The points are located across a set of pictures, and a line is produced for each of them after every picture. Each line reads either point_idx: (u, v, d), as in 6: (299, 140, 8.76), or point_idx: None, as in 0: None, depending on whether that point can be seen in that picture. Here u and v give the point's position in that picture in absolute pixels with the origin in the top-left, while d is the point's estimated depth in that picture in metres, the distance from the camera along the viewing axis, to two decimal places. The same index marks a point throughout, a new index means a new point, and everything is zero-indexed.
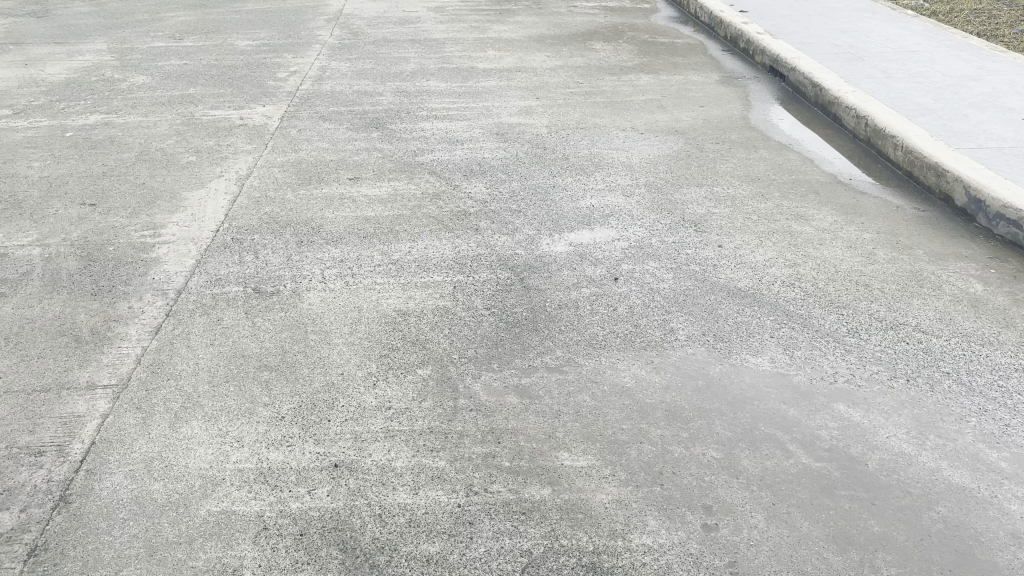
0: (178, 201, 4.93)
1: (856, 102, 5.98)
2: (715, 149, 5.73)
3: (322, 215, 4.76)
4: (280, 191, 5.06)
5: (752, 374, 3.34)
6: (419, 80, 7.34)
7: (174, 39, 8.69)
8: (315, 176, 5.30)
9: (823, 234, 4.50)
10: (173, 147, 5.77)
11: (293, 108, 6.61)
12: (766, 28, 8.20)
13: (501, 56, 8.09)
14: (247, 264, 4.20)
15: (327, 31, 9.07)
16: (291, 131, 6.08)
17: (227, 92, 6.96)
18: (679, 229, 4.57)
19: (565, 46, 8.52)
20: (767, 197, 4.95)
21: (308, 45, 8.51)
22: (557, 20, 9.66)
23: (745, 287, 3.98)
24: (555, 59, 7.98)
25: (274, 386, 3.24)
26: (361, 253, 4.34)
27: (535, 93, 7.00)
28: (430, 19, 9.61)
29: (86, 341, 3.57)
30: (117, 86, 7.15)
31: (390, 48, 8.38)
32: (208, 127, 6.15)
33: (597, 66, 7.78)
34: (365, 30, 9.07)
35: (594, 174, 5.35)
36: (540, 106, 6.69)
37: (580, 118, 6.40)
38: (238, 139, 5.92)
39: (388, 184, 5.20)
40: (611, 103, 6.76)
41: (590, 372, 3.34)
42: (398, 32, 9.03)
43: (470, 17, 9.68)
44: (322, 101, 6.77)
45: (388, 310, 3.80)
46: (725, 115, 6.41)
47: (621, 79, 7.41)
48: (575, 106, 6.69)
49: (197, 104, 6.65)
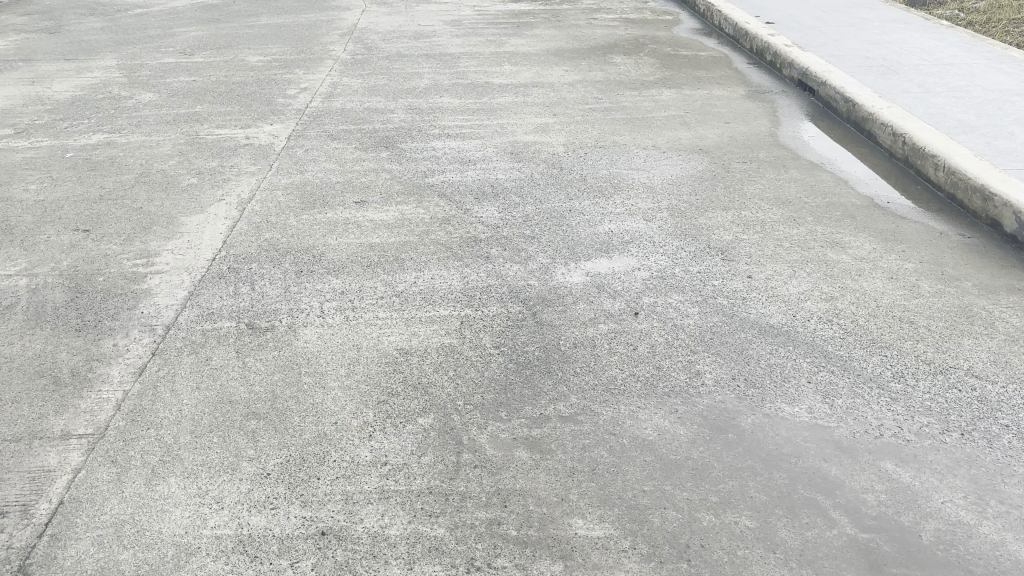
0: (175, 228, 4.69)
1: (893, 118, 5.64)
2: (741, 168, 5.41)
3: (323, 242, 4.50)
4: (282, 216, 4.81)
5: (787, 427, 3.01)
6: (432, 96, 7.09)
7: (185, 55, 8.53)
8: (319, 199, 5.05)
9: (861, 264, 4.17)
10: (174, 168, 5.55)
11: (301, 126, 6.38)
12: (794, 40, 7.88)
13: (517, 72, 7.82)
14: (242, 296, 3.94)
15: (340, 46, 8.87)
16: (298, 151, 5.85)
17: (234, 110, 6.76)
18: (705, 258, 4.26)
19: (585, 59, 8.24)
20: (799, 222, 4.63)
21: (319, 60, 8.31)
22: (576, 32, 9.39)
23: (777, 325, 3.65)
24: (573, 74, 7.70)
25: (261, 437, 2.97)
26: (364, 284, 4.06)
27: (553, 110, 6.73)
28: (446, 32, 9.38)
29: (64, 383, 3.32)
30: (123, 104, 6.98)
31: (404, 64, 8.15)
32: (212, 146, 5.94)
33: (617, 81, 7.50)
34: (379, 45, 8.85)
35: (613, 197, 5.05)
36: (557, 123, 6.41)
37: (599, 136, 6.10)
38: (242, 159, 5.69)
39: (395, 208, 4.93)
40: (632, 119, 6.47)
41: (608, 423, 3.03)
42: (412, 46, 8.80)
43: (488, 30, 9.44)
44: (331, 119, 6.55)
45: (388, 348, 3.52)
46: (752, 132, 6.09)
47: (642, 94, 7.12)
48: (594, 123, 6.40)
49: (203, 123, 6.45)
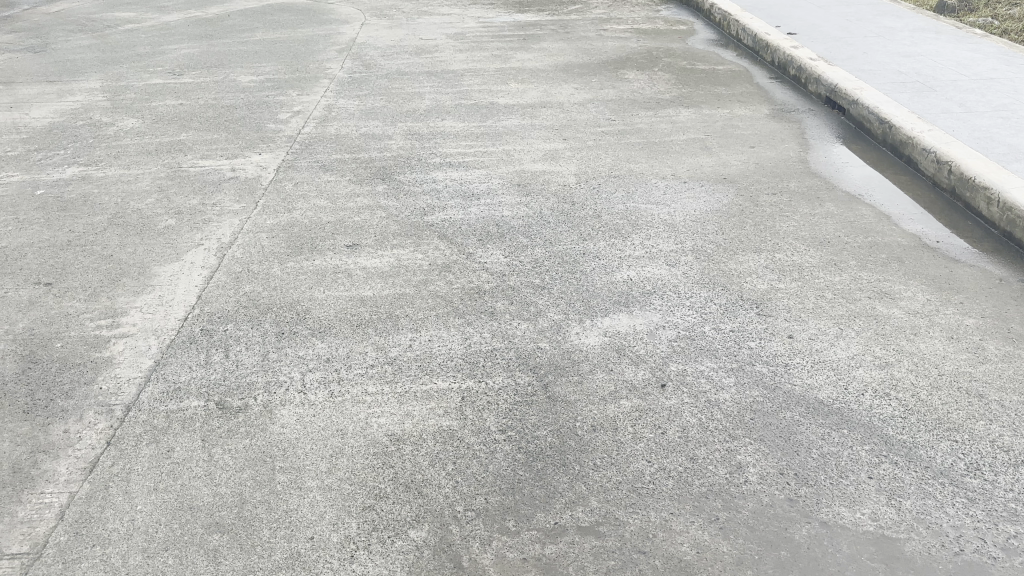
0: (146, 279, 4.24)
1: (936, 143, 5.15)
2: (771, 201, 4.93)
3: (309, 296, 4.03)
4: (265, 263, 4.35)
5: (849, 541, 2.53)
6: (433, 120, 6.64)
7: (174, 75, 8.11)
8: (307, 243, 4.58)
9: (916, 320, 3.68)
10: (152, 207, 5.11)
11: (292, 155, 5.93)
12: (819, 53, 7.39)
13: (524, 91, 7.36)
14: (214, 367, 3.48)
15: (338, 64, 8.43)
16: (286, 184, 5.40)
17: (221, 138, 6.32)
18: (737, 313, 3.77)
19: (595, 76, 7.78)
20: (841, 267, 4.14)
21: (315, 80, 7.88)
22: (585, 45, 8.93)
23: (827, 401, 3.16)
24: (583, 94, 7.23)
25: (224, 558, 2.51)
26: (352, 348, 3.59)
27: (562, 134, 6.26)
28: (449, 47, 8.92)
29: (3, 484, 2.87)
30: (103, 131, 6.56)
31: (404, 82, 7.71)
32: (194, 181, 5.50)
33: (630, 100, 7.03)
34: (378, 62, 8.40)
35: (631, 237, 4.58)
36: (567, 149, 5.95)
37: (612, 165, 5.63)
38: (225, 196, 5.24)
39: (390, 252, 4.46)
40: (648, 144, 5.99)
41: (635, 536, 2.55)
42: (413, 63, 8.36)
43: (492, 44, 9.00)
44: (325, 147, 6.09)
45: (376, 432, 3.04)
46: (779, 158, 5.60)
47: (658, 115, 6.64)
48: (607, 148, 5.93)
49: (187, 153, 6.01)
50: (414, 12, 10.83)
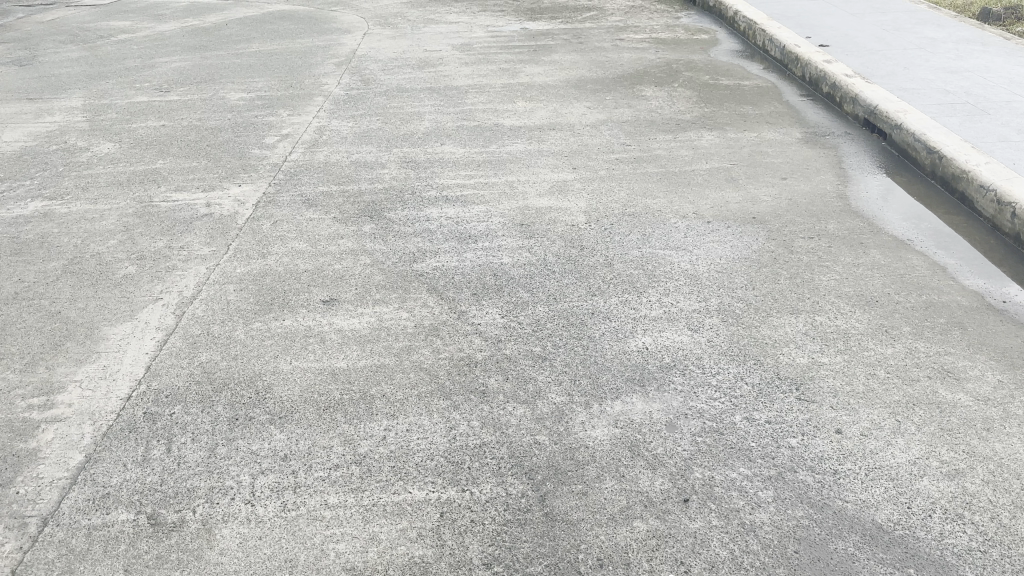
0: (92, 344, 3.72)
1: (996, 180, 4.55)
2: (808, 249, 4.34)
3: (274, 367, 3.49)
4: (228, 323, 3.82)
5: None
6: (432, 145, 6.12)
7: (160, 92, 7.63)
8: (279, 297, 4.05)
9: (988, 410, 3.09)
10: (113, 251, 4.60)
11: (274, 187, 5.42)
12: (856, 69, 6.77)
13: (532, 111, 6.82)
14: (153, 466, 2.95)
15: (334, 78, 7.93)
16: (264, 223, 4.88)
17: (200, 166, 5.82)
18: (773, 397, 3.19)
19: (610, 93, 7.22)
20: (893, 337, 3.55)
21: (309, 97, 7.37)
22: (599, 58, 8.38)
23: (889, 527, 2.57)
24: (596, 115, 6.67)
25: None
26: (316, 439, 3.04)
27: (572, 163, 5.70)
28: (454, 59, 8.40)
29: None
30: (76, 158, 6.07)
31: (402, 100, 7.19)
32: (164, 219, 4.98)
33: (646, 122, 6.45)
34: (378, 77, 7.89)
35: (647, 292, 4.01)
36: (577, 181, 5.39)
37: (626, 200, 5.06)
38: (195, 237, 4.73)
39: (372, 311, 3.92)
40: (666, 174, 5.41)
41: None
42: (414, 78, 7.84)
43: (500, 57, 8.46)
44: (311, 177, 5.57)
45: (334, 565, 2.49)
46: (815, 193, 5.01)
47: (678, 139, 6.06)
48: (620, 180, 5.37)
49: (161, 184, 5.51)
50: (419, 20, 10.31)
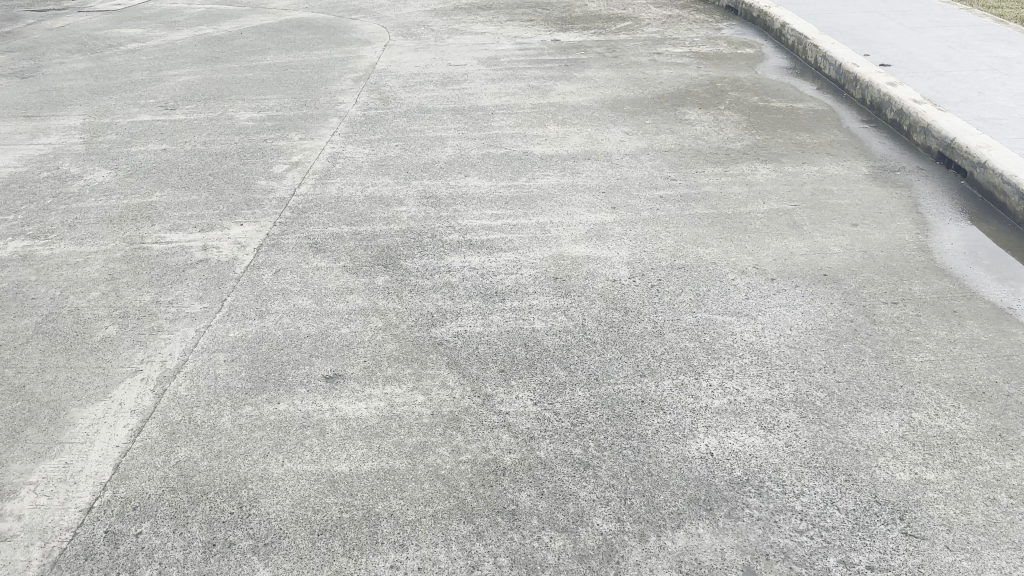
0: (55, 431, 3.19)
1: None
2: (891, 320, 3.72)
3: (263, 470, 2.92)
4: (215, 407, 3.27)
5: None
6: (455, 177, 5.55)
7: (165, 111, 7.13)
8: (275, 370, 3.49)
9: None
10: (93, 306, 4.08)
11: (279, 227, 4.87)
12: (926, 94, 6.11)
13: (564, 137, 6.24)
14: None
15: (352, 96, 7.39)
16: (266, 273, 4.33)
17: (200, 198, 5.29)
18: (873, 534, 2.58)
19: (649, 116, 6.62)
20: (1010, 447, 2.93)
21: (324, 118, 6.85)
22: (637, 75, 7.83)
23: None
24: (635, 142, 6.07)
25: None
26: None
27: (610, 201, 5.11)
28: (480, 76, 7.85)
29: None
30: (67, 187, 5.57)
31: (424, 123, 6.64)
32: (155, 265, 4.46)
33: (691, 152, 5.84)
34: (398, 95, 7.35)
35: (706, 371, 3.39)
36: (616, 223, 4.80)
37: (674, 249, 4.46)
38: (187, 289, 4.19)
39: (382, 390, 3.34)
40: (718, 217, 4.81)
41: None
42: (437, 96, 7.29)
43: (529, 74, 7.90)
44: (320, 215, 5.02)
45: None
46: (892, 245, 4.37)
47: (728, 173, 5.44)
48: (666, 224, 4.77)
49: (155, 222, 4.99)
50: (443, 30, 9.77)
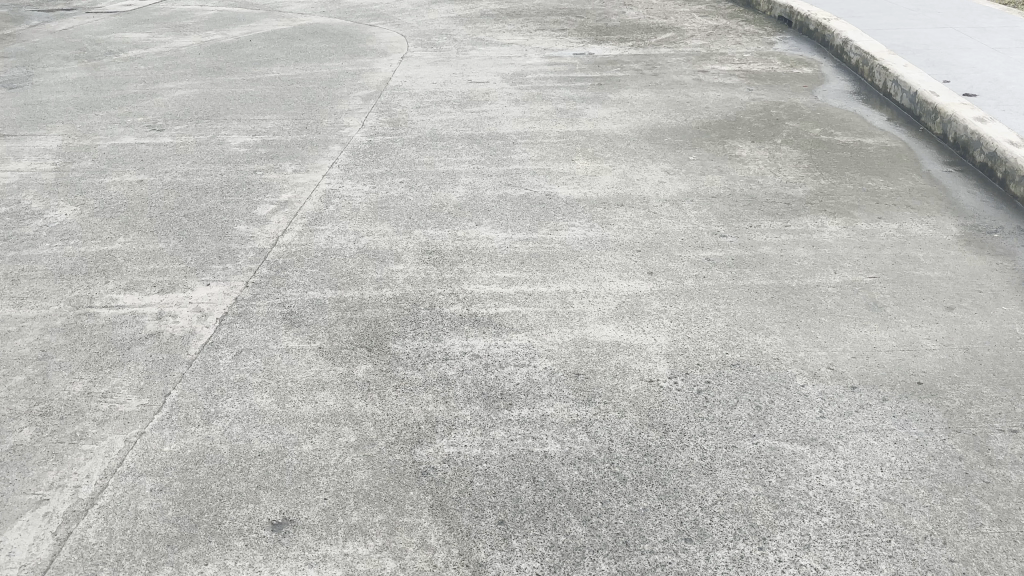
0: None
1: None
2: (1015, 460, 2.86)
3: None
4: (124, 568, 2.51)
5: None
6: (465, 226, 4.78)
7: (151, 132, 6.44)
8: (212, 511, 2.72)
9: None
10: (11, 396, 3.34)
11: (252, 289, 4.11)
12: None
13: (593, 175, 5.43)
14: None
15: (358, 118, 6.65)
16: (226, 355, 3.57)
17: (168, 248, 4.56)
18: None
19: (693, 150, 5.77)
20: None
21: (324, 145, 6.11)
22: (680, 98, 6.97)
23: None
24: (676, 184, 5.23)
25: None
26: None
27: (646, 263, 4.28)
28: (503, 97, 7.08)
29: None
30: (22, 227, 4.88)
31: (435, 154, 5.87)
32: (97, 341, 3.72)
33: (744, 199, 4.97)
34: (409, 118, 6.60)
35: (771, 535, 2.56)
36: (653, 294, 3.98)
37: (724, 335, 3.62)
38: (128, 378, 3.45)
39: (343, 549, 2.55)
40: (777, 291, 3.96)
41: None
42: (453, 121, 6.53)
43: (557, 95, 7.09)
44: (303, 273, 4.26)
45: None
46: (1002, 344, 3.50)
47: (788, 229, 4.58)
48: (713, 297, 3.93)
49: (111, 278, 4.26)
50: (467, 40, 8.99)
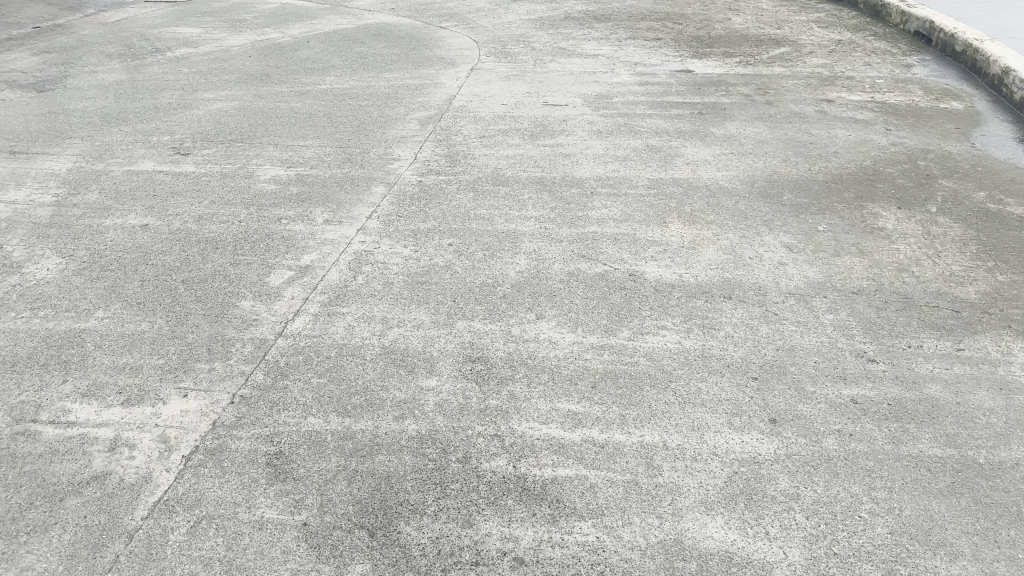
0: None
1: None
2: None
3: None
4: None
5: None
6: (523, 317, 3.72)
7: (174, 156, 5.59)
8: None
9: None
10: None
11: (238, 407, 3.15)
12: None
13: (690, 247, 4.30)
14: None
15: (412, 148, 5.68)
16: (180, 528, 2.61)
17: (152, 330, 3.64)
18: None
19: (819, 216, 4.57)
20: None
21: (367, 185, 5.14)
22: (799, 137, 5.73)
23: None
24: (800, 269, 4.05)
25: None
26: None
27: (766, 399, 3.14)
28: (583, 128, 6.00)
29: None
30: None
31: (496, 205, 4.85)
32: (25, 483, 2.82)
33: (893, 301, 3.76)
34: (470, 152, 5.59)
35: None
36: (776, 458, 2.84)
37: (888, 554, 2.46)
38: (45, 557, 2.52)
39: None
40: (960, 474, 2.77)
41: None
42: (522, 158, 5.49)
43: (648, 128, 5.96)
44: (307, 385, 3.27)
45: None
46: None
47: (962, 357, 3.36)
48: (864, 474, 2.77)
49: (72, 375, 3.37)
50: (547, 50, 7.92)
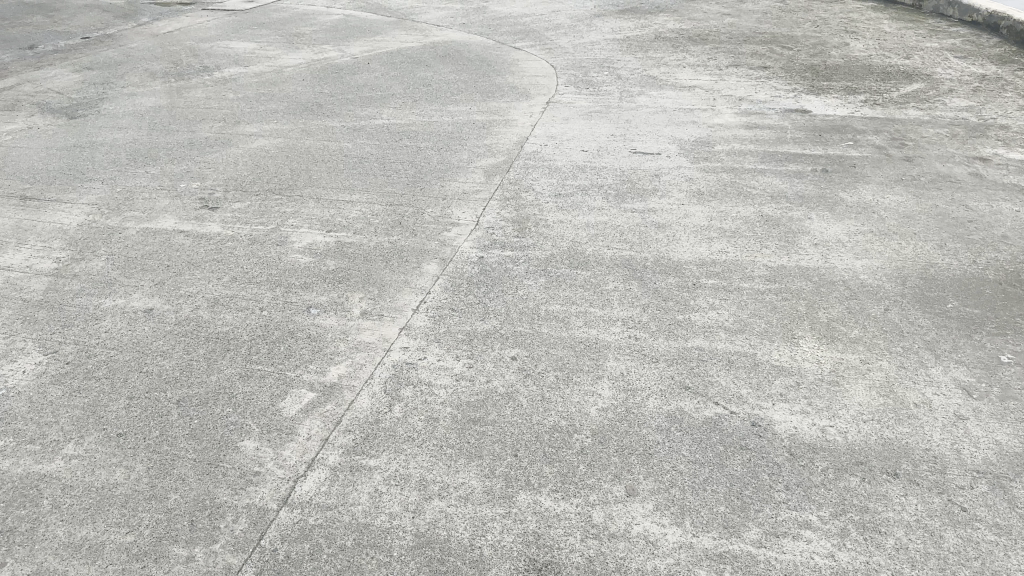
0: None
1: None
2: None
3: None
4: None
5: None
6: (608, 490, 2.76)
7: (200, 210, 4.81)
8: None
9: None
10: None
11: None
12: None
13: (828, 381, 3.27)
14: None
15: (474, 209, 4.77)
16: None
17: (126, 484, 2.81)
18: None
19: (999, 340, 3.48)
20: None
21: (418, 260, 4.25)
22: (952, 210, 4.61)
23: None
24: (986, 431, 2.98)
25: None
26: None
27: None
28: (679, 186, 5.00)
29: None
30: None
31: (572, 298, 3.90)
32: None
33: None
34: (544, 219, 4.66)
35: None
36: None
37: None
38: None
39: None
40: None
41: None
42: (606, 229, 4.53)
43: (760, 189, 4.92)
44: None
45: None
46: None
47: None
48: None
49: (12, 555, 2.56)
50: (636, 78, 6.91)
